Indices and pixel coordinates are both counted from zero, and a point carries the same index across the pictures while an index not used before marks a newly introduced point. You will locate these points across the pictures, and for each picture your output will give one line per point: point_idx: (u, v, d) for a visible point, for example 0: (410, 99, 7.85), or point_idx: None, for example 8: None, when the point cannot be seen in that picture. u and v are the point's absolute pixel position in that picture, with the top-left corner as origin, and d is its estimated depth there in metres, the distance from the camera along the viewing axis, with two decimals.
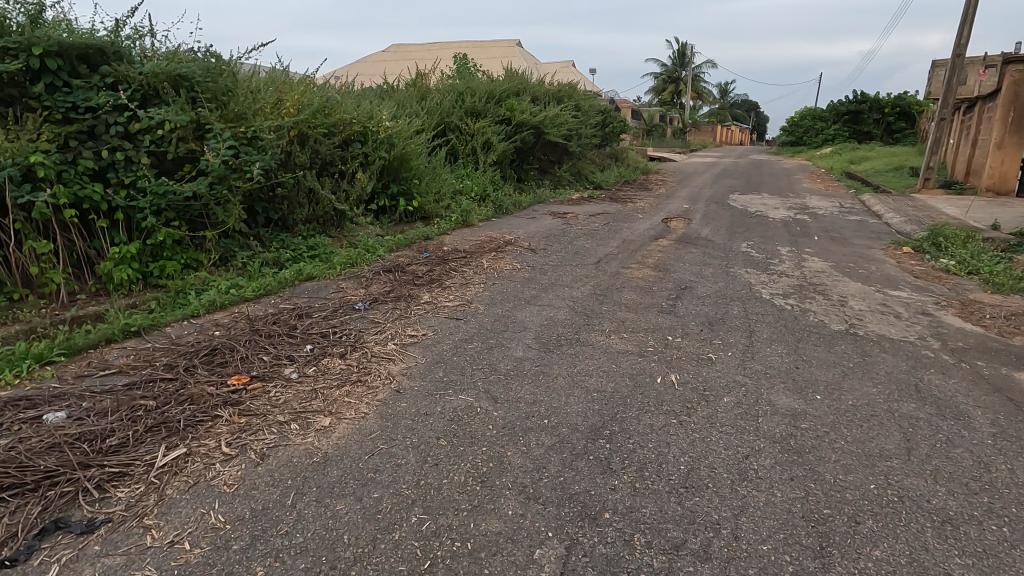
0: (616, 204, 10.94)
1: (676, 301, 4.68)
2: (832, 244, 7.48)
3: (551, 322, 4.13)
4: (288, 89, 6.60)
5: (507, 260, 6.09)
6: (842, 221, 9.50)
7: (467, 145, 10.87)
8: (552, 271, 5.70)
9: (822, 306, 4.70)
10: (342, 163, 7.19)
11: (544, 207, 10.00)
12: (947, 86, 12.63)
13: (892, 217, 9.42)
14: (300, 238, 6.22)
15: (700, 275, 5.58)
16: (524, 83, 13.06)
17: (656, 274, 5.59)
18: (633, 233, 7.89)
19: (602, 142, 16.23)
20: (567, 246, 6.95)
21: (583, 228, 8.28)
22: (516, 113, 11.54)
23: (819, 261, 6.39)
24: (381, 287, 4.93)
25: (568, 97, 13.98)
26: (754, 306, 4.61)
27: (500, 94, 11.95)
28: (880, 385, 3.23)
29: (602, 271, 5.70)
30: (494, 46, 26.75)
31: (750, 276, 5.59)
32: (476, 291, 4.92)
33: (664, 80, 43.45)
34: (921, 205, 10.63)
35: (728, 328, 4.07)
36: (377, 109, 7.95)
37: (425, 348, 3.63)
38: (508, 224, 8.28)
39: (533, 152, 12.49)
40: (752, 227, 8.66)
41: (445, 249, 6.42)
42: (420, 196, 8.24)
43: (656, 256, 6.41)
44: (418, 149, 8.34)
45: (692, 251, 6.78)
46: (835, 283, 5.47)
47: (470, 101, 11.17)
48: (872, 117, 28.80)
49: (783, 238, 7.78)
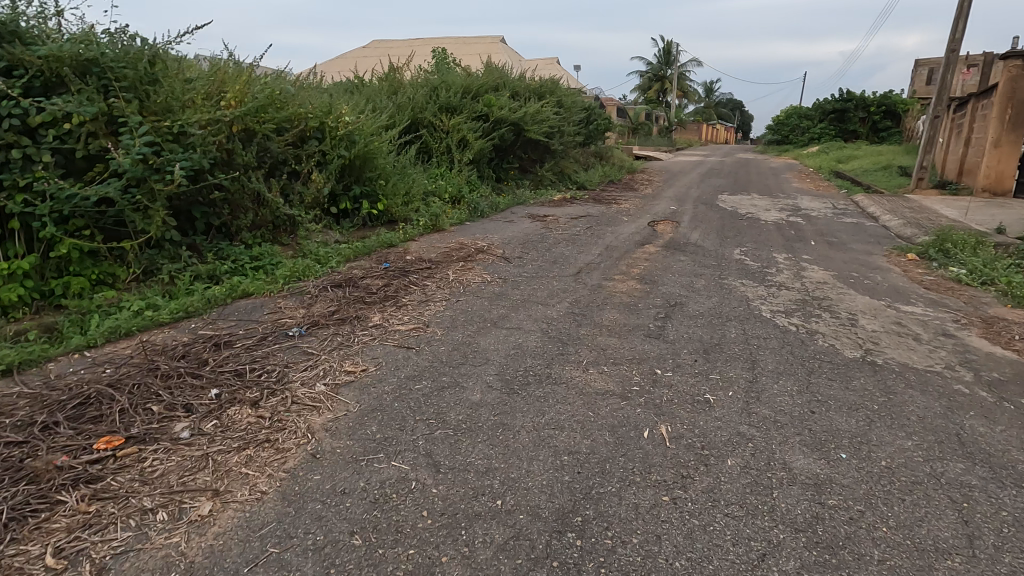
0: (600, 205, 10.35)
1: (665, 322, 4.08)
2: (830, 250, 6.94)
3: (519, 351, 3.51)
4: (230, 78, 5.87)
5: (475, 271, 5.45)
6: (837, 224, 8.99)
7: (441, 143, 10.20)
8: (526, 283, 5.08)
9: (830, 327, 4.13)
10: (295, 162, 6.49)
11: (523, 209, 9.37)
12: (941, 83, 12.21)
13: (890, 220, 8.92)
14: (242, 248, 5.52)
15: (691, 288, 4.99)
16: (504, 78, 12.41)
17: (642, 287, 4.99)
18: (617, 239, 7.29)
19: (586, 140, 15.64)
20: (545, 254, 6.32)
21: (564, 233, 7.66)
22: (494, 109, 10.89)
23: (819, 270, 5.83)
24: (326, 307, 4.25)
25: (550, 93, 13.36)
26: (753, 327, 4.03)
27: (477, 89, 11.29)
28: (915, 436, 2.65)
29: (582, 284, 5.08)
30: (477, 41, 26.04)
31: (746, 290, 5.01)
32: (436, 310, 4.28)
33: (650, 79, 43.07)
34: (918, 206, 10.17)
35: (726, 357, 3.47)
36: (338, 102, 7.25)
37: (363, 389, 2.97)
38: (483, 229, 7.64)
39: (513, 150, 11.86)
40: (744, 231, 8.11)
41: (409, 258, 5.77)
42: (385, 198, 7.55)
43: (643, 266, 5.82)
44: (384, 147, 7.65)
45: (681, 259, 6.20)
46: (841, 297, 4.91)
47: (444, 96, 10.51)
48: (858, 115, 28.57)
49: (777, 244, 7.23)
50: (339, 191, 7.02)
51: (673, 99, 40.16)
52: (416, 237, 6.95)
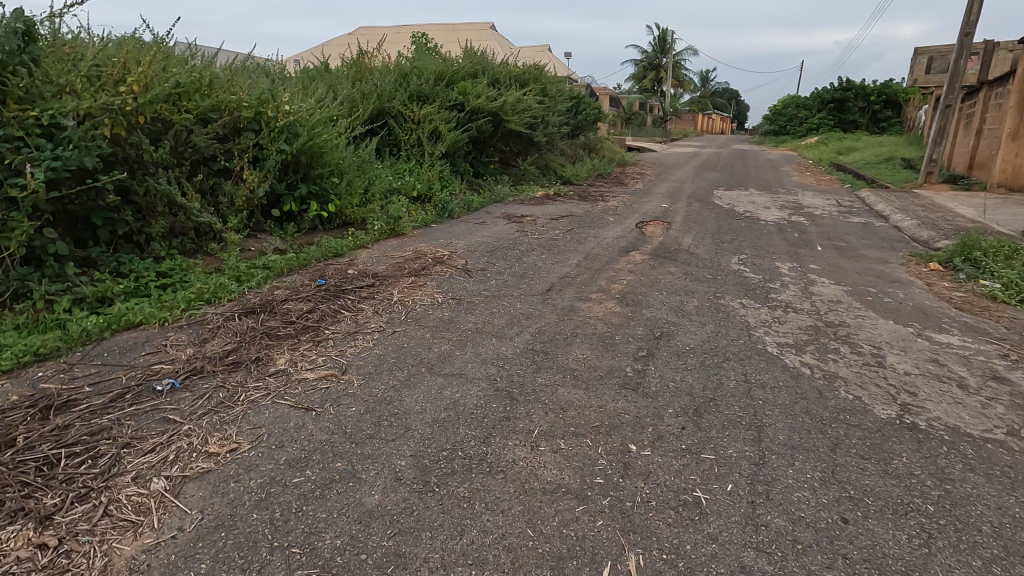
0: (585, 203, 9.50)
1: (647, 363, 3.26)
2: (840, 258, 6.12)
3: (452, 412, 2.67)
4: (138, 59, 4.96)
5: (426, 289, 4.62)
6: (843, 225, 8.18)
7: (411, 136, 9.35)
8: (484, 305, 4.25)
9: (852, 368, 3.31)
10: (225, 159, 5.63)
11: (499, 208, 8.52)
12: (953, 70, 11.35)
13: (903, 220, 8.10)
14: (150, 261, 4.67)
15: (681, 311, 4.17)
16: (484, 64, 11.52)
17: (621, 311, 4.16)
18: (599, 244, 6.44)
19: (573, 131, 14.73)
20: (514, 265, 5.48)
21: (541, 237, 6.82)
22: (469, 97, 10.00)
23: (831, 285, 5.01)
24: (224, 344, 3.41)
25: (533, 81, 12.45)
26: (756, 370, 3.21)
27: (451, 76, 10.40)
28: (995, 567, 1.83)
29: (550, 307, 4.25)
30: (465, 28, 24.97)
31: (747, 313, 4.19)
32: (362, 347, 3.45)
33: (644, 68, 42.04)
34: (931, 204, 9.34)
35: (722, 420, 2.66)
36: (281, 89, 6.38)
37: (218, 486, 2.13)
38: (449, 233, 6.79)
39: (491, 143, 11.00)
40: (742, 234, 7.29)
41: (351, 272, 4.91)
42: (337, 198, 6.71)
43: (626, 280, 4.99)
44: (336, 140, 6.78)
45: (671, 270, 5.37)
46: (859, 323, 4.10)
47: (415, 83, 9.64)
48: (858, 105, 27.68)
49: (779, 250, 6.40)
50: (282, 191, 6.17)
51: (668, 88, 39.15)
52: (369, 244, 6.08)
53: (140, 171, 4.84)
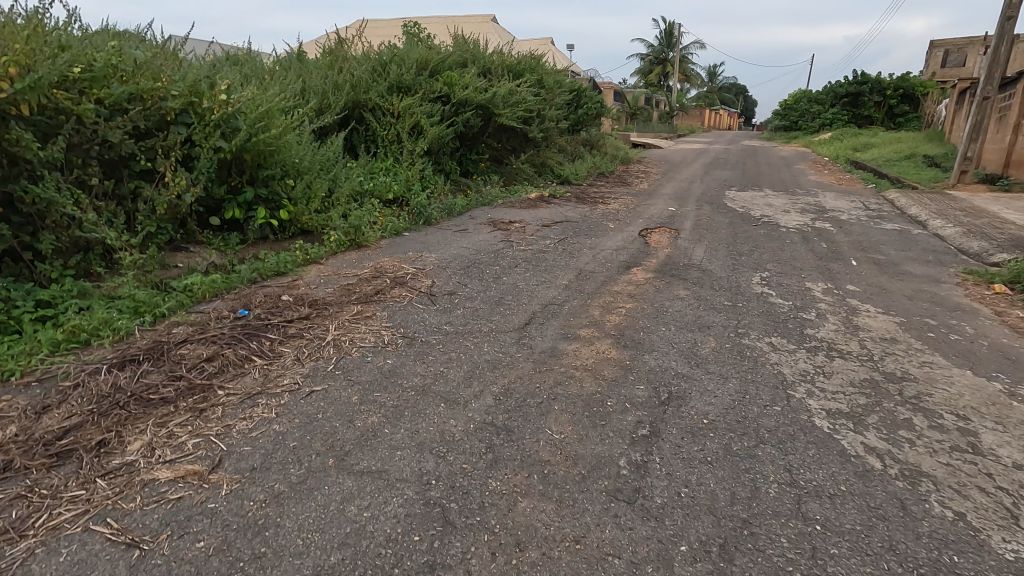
0: (583, 206, 8.55)
1: (648, 450, 2.33)
2: (881, 277, 5.16)
3: (349, 554, 1.75)
4: (28, 36, 4.04)
5: (372, 322, 3.71)
6: (876, 232, 7.20)
7: (389, 131, 8.44)
8: (441, 348, 3.33)
9: (938, 455, 2.37)
10: (146, 158, 4.72)
11: (484, 213, 7.60)
12: (992, 58, 10.31)
13: (945, 228, 7.11)
14: (33, 285, 3.76)
15: (694, 357, 3.24)
16: (474, 53, 10.57)
17: (616, 357, 3.23)
18: (595, 258, 5.52)
19: (573, 127, 13.78)
20: (490, 287, 4.55)
21: (528, 248, 5.90)
22: (455, 88, 9.04)
23: (877, 316, 4.07)
24: (71, 413, 2.50)
25: (529, 71, 11.49)
26: (803, 463, 2.27)
27: (436, 65, 9.46)
28: None
29: (525, 349, 3.32)
30: (465, 22, 24.18)
31: (778, 360, 3.25)
32: (258, 419, 2.52)
33: (650, 62, 41.01)
34: (971, 208, 8.34)
35: (764, 573, 1.72)
36: (223, 76, 5.46)
37: None
38: (421, 244, 5.87)
39: (481, 139, 10.06)
40: (761, 244, 6.33)
41: (285, 298, 4.00)
42: (291, 203, 5.81)
43: (624, 309, 4.05)
44: (292, 136, 5.88)
45: (680, 293, 4.44)
46: (929, 374, 3.15)
47: (394, 73, 8.72)
48: (873, 100, 26.47)
49: (808, 266, 5.44)
50: (221, 195, 5.27)
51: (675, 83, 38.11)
52: (323, 259, 5.17)
53: (29, 174, 3.93)
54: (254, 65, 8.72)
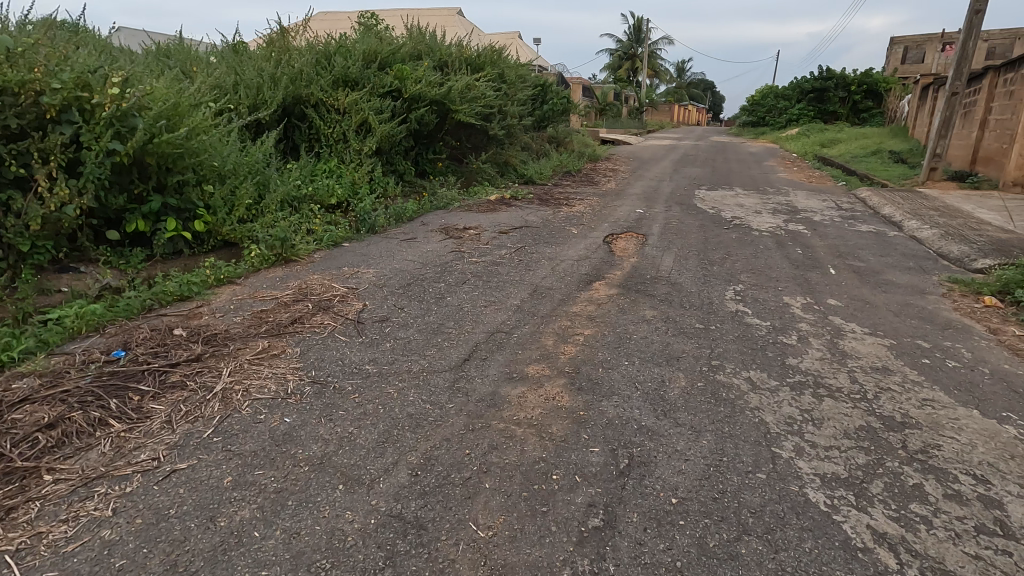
0: (546, 209, 8.01)
1: (599, 554, 1.78)
2: (863, 288, 4.75)
3: None
4: None
5: (279, 362, 3.08)
6: (852, 235, 6.84)
7: (334, 129, 7.75)
8: (356, 398, 2.73)
9: (964, 543, 1.88)
10: (18, 164, 3.98)
11: (438, 218, 6.99)
12: (960, 53, 10.10)
13: (921, 230, 6.79)
14: None
15: (660, 402, 2.72)
16: (430, 46, 9.91)
17: (569, 405, 2.68)
18: (554, 271, 4.98)
19: (538, 123, 13.24)
20: (431, 310, 3.96)
21: (481, 259, 5.33)
22: (407, 82, 8.37)
23: (865, 339, 3.62)
24: None
25: (489, 65, 10.88)
26: (799, 567, 1.75)
27: (387, 58, 8.78)
28: None
29: (460, 397, 2.75)
30: (428, 16, 23.40)
31: (759, 403, 2.76)
32: (84, 521, 1.88)
33: (619, 58, 40.78)
34: (944, 207, 8.07)
35: None
36: (122, 67, 4.72)
37: None
38: (360, 257, 5.24)
39: (438, 137, 9.42)
40: (734, 251, 5.89)
41: (178, 332, 3.34)
42: (209, 212, 5.12)
43: (581, 337, 3.52)
44: (208, 136, 5.17)
45: (646, 314, 3.93)
46: (932, 417, 2.69)
47: (339, 66, 8.02)
48: (838, 95, 26.62)
49: (784, 277, 5.01)
50: (121, 205, 4.55)
51: (644, 79, 37.92)
52: (241, 278, 4.50)
53: None
54: (183, 57, 7.93)
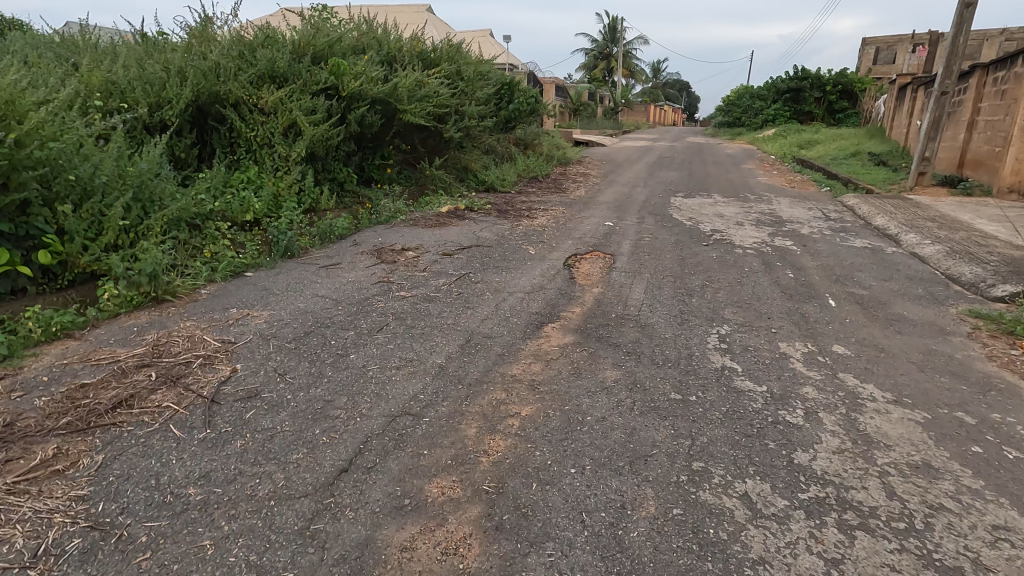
0: (503, 222, 7.07)
1: None
2: (871, 327, 3.91)
3: None
4: None
5: (56, 486, 2.07)
6: (846, 252, 6.04)
7: (256, 132, 6.72)
8: (143, 564, 1.74)
9: None
10: None
11: (374, 237, 6.00)
12: (949, 49, 9.44)
13: (924, 246, 6.02)
14: None
15: (615, 556, 1.80)
16: (377, 39, 8.88)
17: (475, 568, 1.74)
18: (497, 310, 4.03)
19: (504, 125, 12.30)
20: (323, 377, 2.98)
21: (412, 292, 4.36)
22: (344, 78, 7.34)
23: (891, 414, 2.76)
24: None
25: (446, 60, 9.89)
26: None
27: (323, 51, 7.75)
28: None
29: (310, 556, 1.78)
30: (393, 12, 22.32)
31: (764, 551, 1.85)
32: None
33: (594, 57, 40.09)
34: (942, 217, 7.35)
35: None
36: None
37: None
38: (260, 293, 4.23)
39: (384, 141, 8.40)
40: (715, 276, 5.02)
41: None
42: (64, 239, 4.06)
43: (515, 422, 2.58)
44: (63, 143, 4.11)
45: (607, 378, 3.01)
46: (1018, 569, 1.81)
47: (264, 59, 6.96)
48: (814, 95, 26.24)
49: (776, 314, 4.13)
50: None
51: (619, 78, 37.25)
52: (86, 329, 3.46)
53: None
54: (78, 47, 6.79)
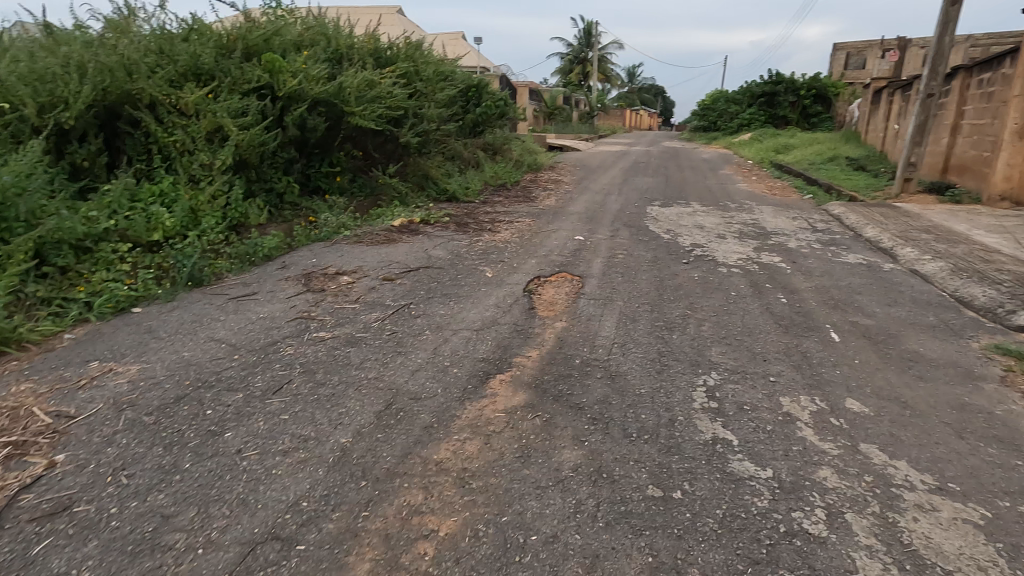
0: (461, 237, 6.32)
1: None
2: (886, 371, 3.25)
3: None
4: None
5: None
6: (841, 270, 5.42)
7: (174, 137, 5.85)
8: None
9: None
10: None
11: (308, 259, 5.19)
12: (935, 49, 8.98)
13: (924, 263, 5.43)
14: None
15: None
16: (325, 34, 8.05)
17: None
18: (434, 356, 3.27)
19: (470, 129, 11.56)
20: (176, 472, 2.18)
21: (333, 332, 3.56)
22: (280, 76, 6.52)
23: (939, 513, 2.06)
24: None
25: (403, 59, 9.11)
26: None
27: (257, 46, 6.91)
28: None
29: None
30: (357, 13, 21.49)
31: None
32: None
33: (569, 62, 39.69)
34: (937, 228, 6.82)
35: None
36: None
37: None
38: (139, 337, 3.39)
39: (332, 147, 7.58)
40: (698, 304, 4.33)
41: None
42: None
43: (429, 549, 1.82)
44: None
45: (564, 463, 2.27)
46: None
47: (185, 54, 6.12)
48: (788, 99, 26.09)
49: (773, 354, 3.45)
50: None
51: (594, 83, 36.85)
52: None
53: None
54: None
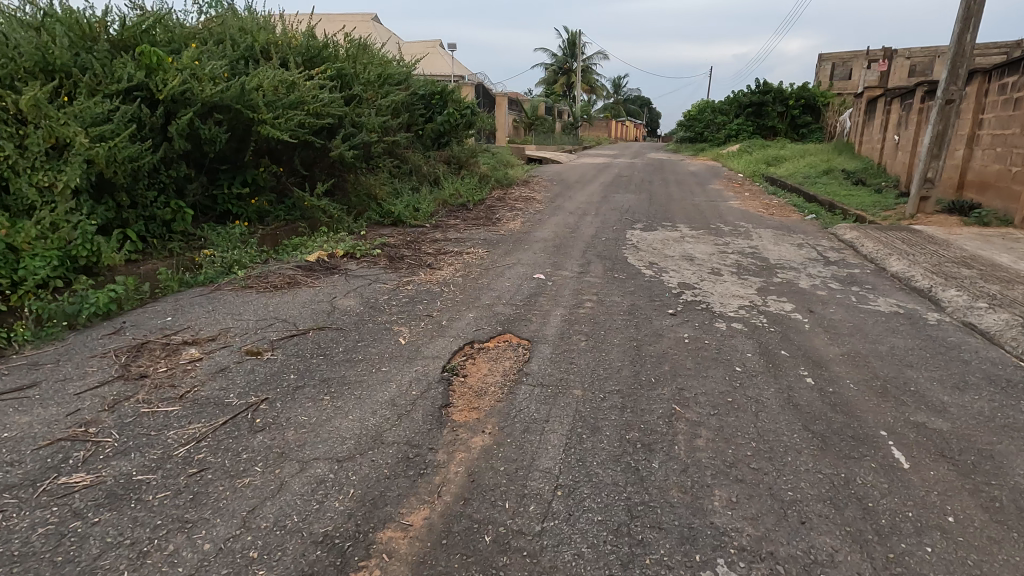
0: (387, 278, 4.97)
1: None
2: (1008, 547, 1.93)
3: None
4: None
5: None
6: (875, 323, 4.14)
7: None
8: None
9: None
10: None
11: (161, 318, 3.81)
12: (953, 50, 7.85)
13: (982, 313, 4.17)
14: None
15: None
16: (238, 28, 6.70)
17: None
18: (240, 530, 1.90)
19: (429, 140, 10.25)
20: None
21: (98, 473, 2.17)
22: (160, 76, 5.16)
23: None
24: None
25: (341, 59, 7.78)
26: None
27: (136, 40, 5.53)
28: None
29: None
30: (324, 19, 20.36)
31: None
32: None
33: (552, 72, 38.77)
34: (976, 261, 5.59)
35: None
36: None
37: None
38: None
39: (242, 162, 6.20)
40: (691, 391, 3.00)
41: None
42: None
43: None
44: None
45: None
46: None
47: (26, 45, 4.72)
48: (777, 109, 25.18)
49: (816, 507, 2.11)
50: None
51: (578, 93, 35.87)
52: None
53: None
54: None
